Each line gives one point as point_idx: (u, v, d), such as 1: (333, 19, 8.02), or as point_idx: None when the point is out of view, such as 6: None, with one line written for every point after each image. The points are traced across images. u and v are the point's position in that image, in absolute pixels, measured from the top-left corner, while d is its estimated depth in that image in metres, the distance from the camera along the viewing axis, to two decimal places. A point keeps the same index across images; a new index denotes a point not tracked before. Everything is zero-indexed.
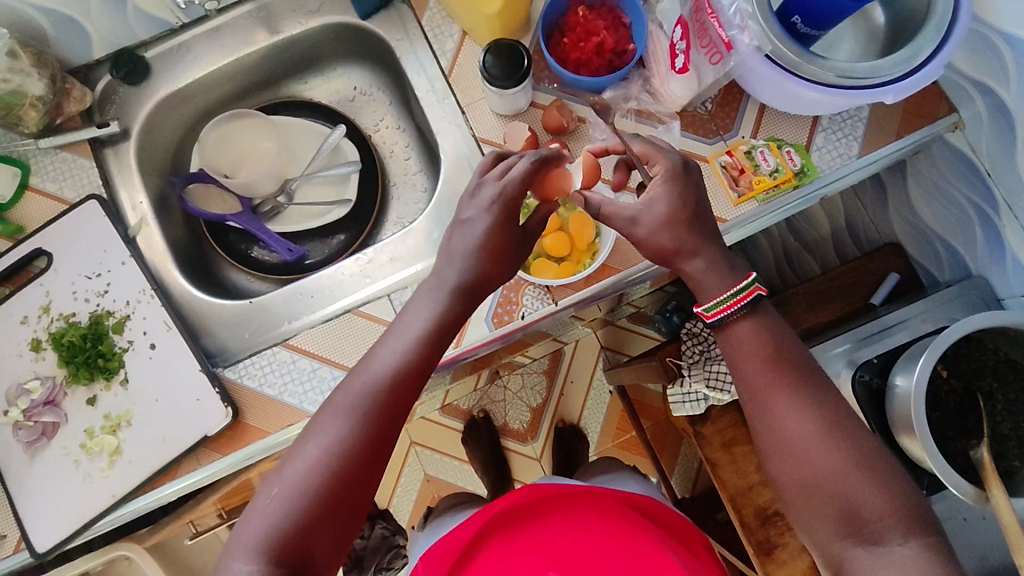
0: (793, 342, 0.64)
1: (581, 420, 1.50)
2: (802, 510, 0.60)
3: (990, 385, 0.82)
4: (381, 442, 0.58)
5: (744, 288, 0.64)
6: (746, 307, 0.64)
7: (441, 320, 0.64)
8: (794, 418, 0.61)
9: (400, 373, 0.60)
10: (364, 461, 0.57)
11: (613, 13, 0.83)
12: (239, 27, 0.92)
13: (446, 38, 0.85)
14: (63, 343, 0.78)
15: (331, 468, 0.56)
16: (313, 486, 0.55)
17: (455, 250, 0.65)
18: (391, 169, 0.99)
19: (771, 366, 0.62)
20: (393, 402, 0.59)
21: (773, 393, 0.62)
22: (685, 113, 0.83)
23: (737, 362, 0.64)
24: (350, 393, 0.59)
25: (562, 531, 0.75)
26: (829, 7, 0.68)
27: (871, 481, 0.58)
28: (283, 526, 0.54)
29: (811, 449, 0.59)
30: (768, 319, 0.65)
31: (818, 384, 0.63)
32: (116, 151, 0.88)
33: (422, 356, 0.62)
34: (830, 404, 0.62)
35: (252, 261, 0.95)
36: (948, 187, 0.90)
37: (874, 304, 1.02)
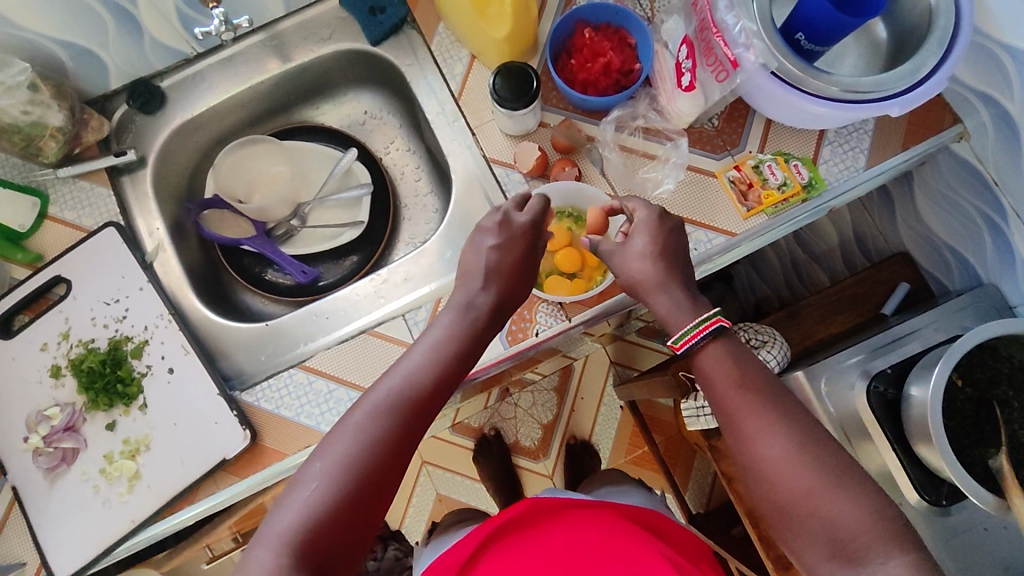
0: (756, 363, 0.66)
1: (592, 435, 1.49)
2: (787, 532, 0.60)
3: (1005, 393, 0.81)
4: (405, 450, 0.59)
5: (704, 319, 0.65)
6: (712, 334, 0.65)
7: (468, 335, 0.66)
8: (771, 441, 0.61)
9: (432, 382, 0.62)
10: (390, 465, 0.58)
11: (619, 34, 0.85)
12: (252, 55, 0.94)
13: (455, 62, 0.87)
14: (82, 369, 0.78)
15: (354, 477, 0.56)
16: (343, 484, 0.56)
17: (477, 267, 0.69)
18: (402, 191, 1.01)
19: (748, 388, 0.63)
20: (417, 412, 0.60)
21: (748, 416, 0.63)
22: (692, 130, 0.84)
23: (710, 386, 0.65)
24: (379, 395, 0.60)
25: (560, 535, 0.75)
26: (831, 24, 0.69)
27: (849, 501, 0.57)
28: (311, 522, 0.54)
29: (784, 470, 0.60)
30: (734, 342, 0.66)
31: (788, 401, 0.63)
32: (132, 179, 0.90)
33: (452, 364, 0.64)
34: (804, 422, 0.62)
35: (267, 283, 0.96)
36: (953, 195, 0.91)
37: (885, 314, 1.02)
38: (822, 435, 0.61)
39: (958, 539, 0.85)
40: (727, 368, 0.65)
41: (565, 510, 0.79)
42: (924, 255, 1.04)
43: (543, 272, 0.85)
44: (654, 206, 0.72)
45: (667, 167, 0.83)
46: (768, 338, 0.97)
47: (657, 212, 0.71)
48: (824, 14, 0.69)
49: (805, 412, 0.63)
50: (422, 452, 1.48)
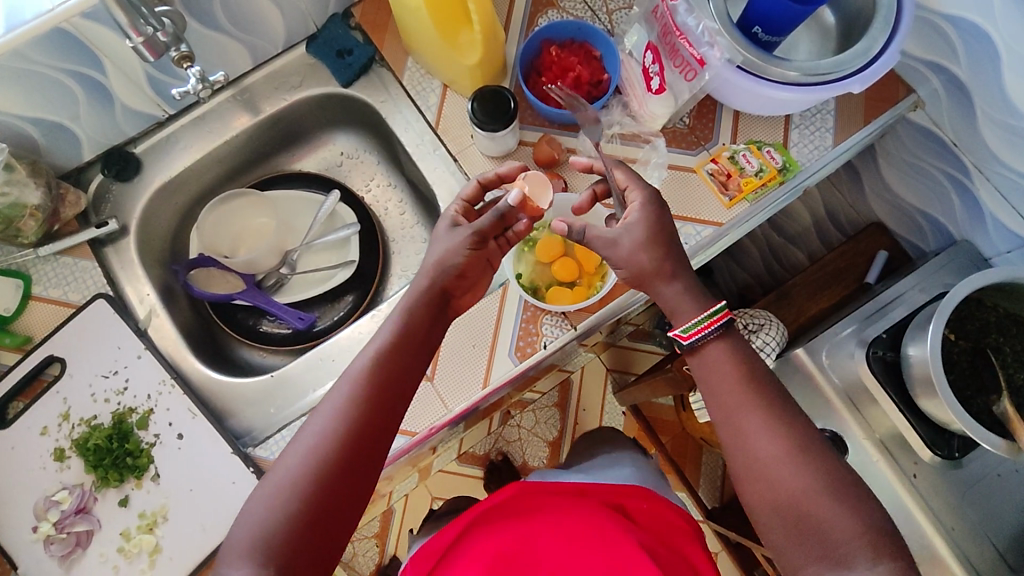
0: (759, 366, 0.67)
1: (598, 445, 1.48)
2: (772, 531, 0.62)
3: (996, 340, 0.85)
4: (365, 437, 0.60)
5: (714, 311, 0.67)
6: (719, 329, 0.67)
7: (418, 320, 0.68)
8: (767, 440, 0.63)
9: (380, 374, 0.63)
10: (349, 460, 0.59)
11: (584, 48, 0.88)
12: (224, 111, 0.94)
13: (428, 93, 0.90)
14: (88, 448, 0.75)
15: (313, 470, 0.58)
16: (299, 489, 0.57)
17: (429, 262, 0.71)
18: (388, 226, 1.02)
19: (745, 388, 0.65)
20: (374, 398, 0.62)
21: (747, 413, 0.65)
22: (666, 130, 0.87)
23: (710, 382, 0.67)
24: (335, 393, 0.62)
25: (544, 534, 0.76)
26: (784, 16, 0.74)
27: (842, 506, 0.60)
28: (269, 528, 0.56)
29: (779, 470, 0.62)
30: (738, 343, 0.68)
31: (786, 408, 0.65)
32: (115, 248, 0.88)
33: (398, 355, 0.65)
34: (802, 427, 0.64)
35: (262, 334, 0.94)
36: (917, 162, 0.96)
37: (869, 284, 1.05)
38: (816, 444, 0.63)
39: (976, 490, 0.87)
40: (729, 367, 0.67)
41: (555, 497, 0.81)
42: (895, 221, 1.08)
43: (544, 284, 0.84)
44: (649, 189, 0.72)
45: (649, 168, 0.86)
46: (763, 321, 1.00)
47: (648, 199, 0.71)
48: (778, 8, 0.73)
49: (804, 421, 0.65)
50: (431, 487, 1.47)
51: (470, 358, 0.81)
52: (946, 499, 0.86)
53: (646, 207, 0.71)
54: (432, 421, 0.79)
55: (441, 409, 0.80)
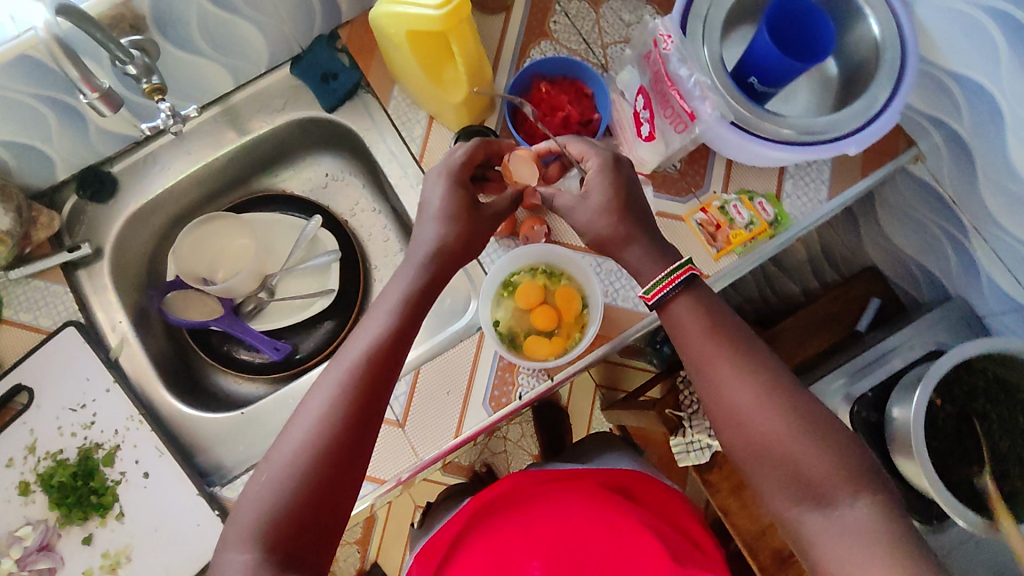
0: (728, 316, 0.65)
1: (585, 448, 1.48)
2: (754, 473, 0.61)
3: (983, 407, 0.83)
4: (366, 418, 0.58)
5: (674, 268, 0.65)
6: (682, 284, 0.65)
7: (414, 298, 0.64)
8: (740, 386, 0.61)
9: (380, 353, 0.60)
10: (350, 442, 0.57)
11: (575, 86, 0.85)
12: (206, 131, 0.92)
13: (414, 124, 0.87)
14: (53, 484, 0.75)
15: (314, 451, 0.56)
16: (301, 469, 0.55)
17: (422, 234, 0.66)
18: (371, 252, 0.98)
19: (714, 339, 0.63)
20: (374, 378, 0.59)
21: (718, 362, 0.63)
22: (655, 174, 0.84)
23: (680, 334, 0.65)
24: (333, 373, 0.60)
25: (545, 517, 0.82)
26: (781, 69, 0.71)
27: (817, 445, 0.58)
28: (273, 509, 0.54)
29: (754, 414, 0.60)
30: (706, 295, 0.66)
31: (757, 352, 0.63)
32: (89, 272, 0.87)
33: (399, 332, 0.62)
34: (774, 370, 0.62)
35: (238, 361, 0.93)
36: (915, 214, 0.94)
37: (861, 331, 1.03)
38: (789, 383, 0.61)
39: (951, 555, 0.86)
40: (698, 318, 0.64)
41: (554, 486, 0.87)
42: (891, 267, 1.05)
43: (522, 330, 0.81)
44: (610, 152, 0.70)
45: None
46: None
47: (607, 160, 0.69)
48: (773, 59, 0.70)
49: (778, 365, 0.63)
50: (414, 496, 1.47)
51: (443, 406, 0.80)
52: None
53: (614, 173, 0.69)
54: (403, 469, 0.78)
55: (411, 458, 0.79)
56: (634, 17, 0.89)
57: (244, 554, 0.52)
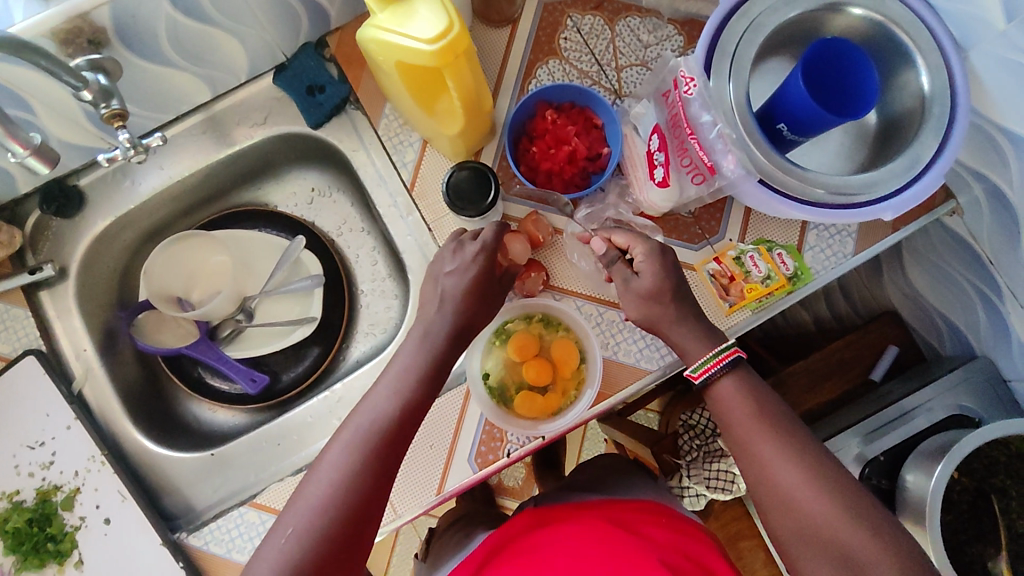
0: (774, 399, 0.61)
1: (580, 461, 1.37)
2: (805, 566, 0.54)
3: (1002, 482, 0.78)
4: (386, 477, 0.56)
5: (720, 349, 0.62)
6: (727, 366, 0.61)
7: (436, 361, 0.61)
8: (788, 470, 0.56)
9: (404, 414, 0.58)
10: (370, 502, 0.54)
11: (583, 115, 0.77)
12: (183, 143, 0.85)
13: (406, 148, 0.79)
14: (6, 530, 0.71)
15: (337, 509, 0.53)
16: (319, 530, 0.52)
17: (447, 293, 0.63)
18: (358, 276, 0.91)
19: (759, 419, 0.59)
20: (395, 438, 0.57)
21: (766, 444, 0.58)
22: (666, 218, 0.77)
23: (724, 415, 0.61)
24: (354, 428, 0.57)
25: (550, 549, 0.71)
26: (817, 122, 0.63)
27: (874, 535, 0.52)
28: (287, 572, 0.50)
29: (803, 500, 0.54)
30: (750, 378, 0.62)
31: (804, 436, 0.58)
32: (52, 293, 0.81)
33: (422, 393, 0.60)
34: (822, 457, 0.57)
35: (212, 389, 0.88)
36: (945, 266, 0.87)
37: (874, 380, 0.98)
38: (838, 470, 0.56)
39: None
40: (742, 399, 0.60)
41: (562, 515, 0.78)
42: (911, 313, 0.99)
43: (513, 385, 0.75)
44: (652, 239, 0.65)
45: None
46: None
47: (653, 247, 0.65)
48: (809, 112, 0.62)
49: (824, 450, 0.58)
50: None
51: (425, 461, 0.75)
52: None
53: (652, 257, 0.64)
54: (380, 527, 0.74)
55: (389, 513, 0.74)
56: (654, 37, 0.80)
57: None
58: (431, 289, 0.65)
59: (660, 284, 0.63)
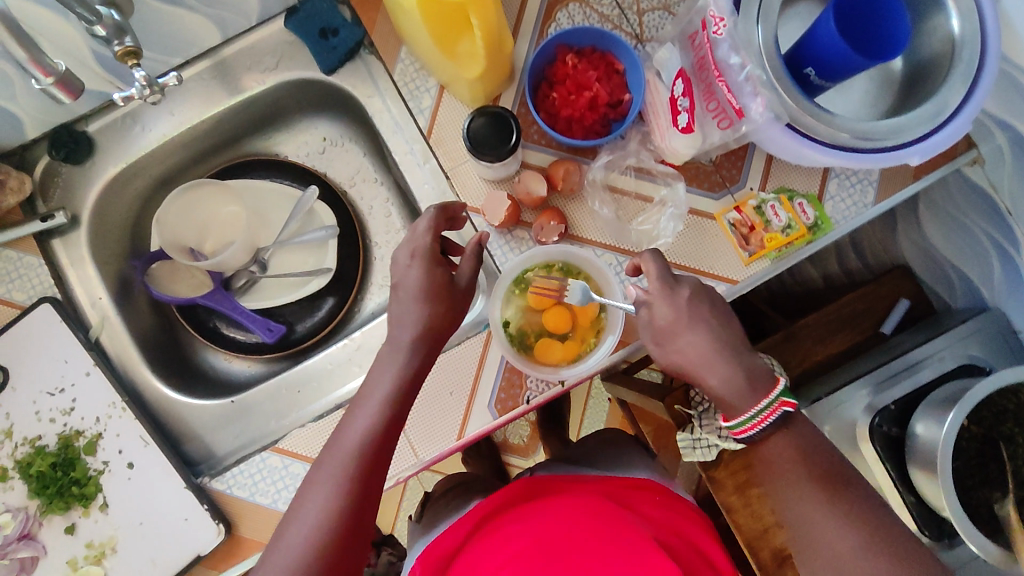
0: (822, 451, 0.64)
1: (584, 424, 1.39)
2: None
3: (1010, 430, 0.80)
4: (365, 509, 0.57)
5: (767, 404, 0.62)
6: (777, 422, 0.62)
7: (405, 382, 0.62)
8: (837, 532, 0.60)
9: (376, 444, 0.59)
10: (350, 535, 0.56)
11: (604, 60, 0.75)
12: (192, 89, 0.83)
13: (423, 93, 0.78)
14: (31, 474, 0.72)
15: (318, 551, 0.55)
16: (304, 572, 0.54)
17: (403, 305, 0.63)
18: (371, 228, 0.90)
19: (807, 479, 0.62)
20: (371, 469, 0.58)
21: (815, 506, 0.62)
22: (687, 166, 0.76)
23: (772, 475, 0.64)
24: (329, 464, 0.58)
25: (547, 518, 0.72)
26: (845, 64, 0.62)
27: None
28: None
29: (854, 560, 0.59)
30: (801, 430, 0.64)
31: (852, 492, 0.62)
32: (64, 241, 0.80)
33: (393, 421, 0.61)
34: (869, 512, 0.61)
35: (226, 339, 0.87)
36: (962, 217, 0.87)
37: (885, 334, 0.99)
38: (885, 525, 0.60)
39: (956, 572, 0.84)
40: (791, 458, 0.63)
41: (565, 486, 0.80)
42: (924, 268, 0.99)
43: (533, 333, 0.76)
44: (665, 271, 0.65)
45: (663, 215, 0.76)
46: None
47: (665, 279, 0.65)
48: (838, 53, 0.61)
49: (869, 503, 0.62)
50: None
51: (446, 407, 0.75)
52: None
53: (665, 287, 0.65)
54: (400, 470, 0.75)
55: (411, 458, 0.75)
56: None
57: None
58: (391, 312, 0.64)
59: (677, 320, 0.63)
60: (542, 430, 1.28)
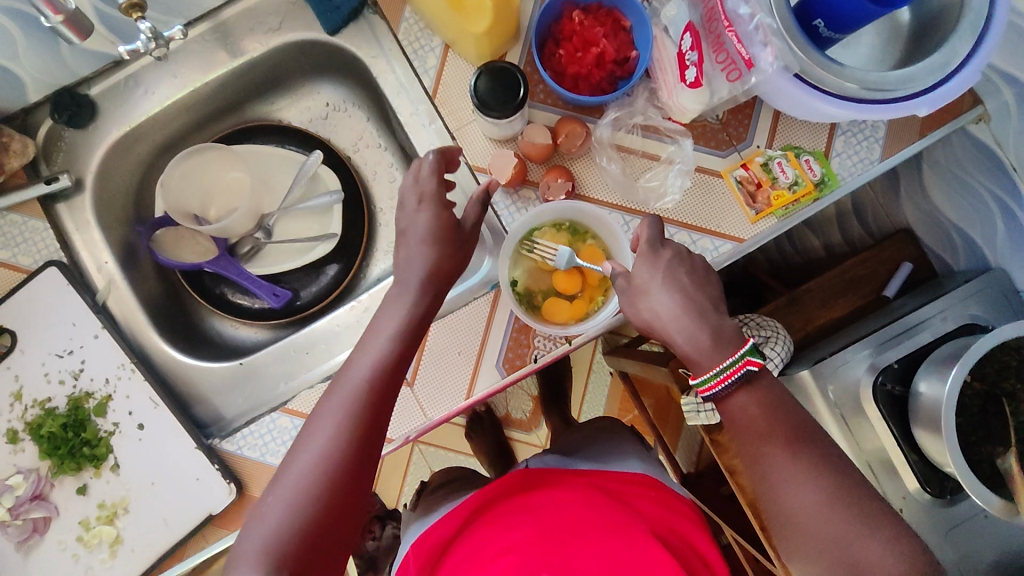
0: (786, 410, 0.63)
1: (586, 397, 1.40)
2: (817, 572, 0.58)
3: (1012, 386, 0.80)
4: (375, 436, 0.56)
5: (731, 362, 0.62)
6: (740, 380, 0.62)
7: (413, 321, 0.62)
8: (799, 490, 0.59)
9: (384, 378, 0.58)
10: (361, 459, 0.54)
11: (611, 16, 0.74)
12: (195, 51, 0.82)
13: (427, 53, 0.77)
14: (42, 435, 0.72)
15: (329, 472, 0.53)
16: (314, 492, 0.52)
17: (413, 249, 0.64)
18: (376, 194, 0.90)
19: (770, 435, 0.62)
20: (382, 397, 0.57)
21: (777, 463, 0.61)
22: (694, 124, 0.77)
23: (736, 432, 0.64)
24: (338, 392, 0.57)
25: (541, 509, 0.73)
26: (855, 13, 0.62)
27: (881, 544, 0.56)
28: (282, 537, 0.50)
29: (816, 518, 0.58)
30: (765, 387, 0.64)
31: (818, 452, 0.61)
32: (69, 206, 0.79)
33: (401, 355, 0.60)
34: (834, 470, 0.60)
35: (232, 306, 0.87)
36: (966, 176, 0.88)
37: (887, 297, 0.99)
38: (852, 482, 0.59)
39: (959, 529, 0.85)
40: (755, 416, 0.63)
41: (560, 477, 0.80)
42: (927, 231, 0.99)
43: (541, 292, 0.76)
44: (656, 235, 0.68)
45: (670, 172, 0.76)
46: (771, 333, 0.88)
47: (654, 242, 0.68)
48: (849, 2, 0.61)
49: (837, 459, 0.61)
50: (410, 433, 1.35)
51: (454, 366, 0.76)
52: (931, 536, 0.84)
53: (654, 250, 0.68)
54: (408, 430, 0.75)
55: (419, 418, 0.75)
56: None
57: None
58: (398, 258, 0.65)
59: (648, 278, 0.66)
60: (546, 402, 1.29)
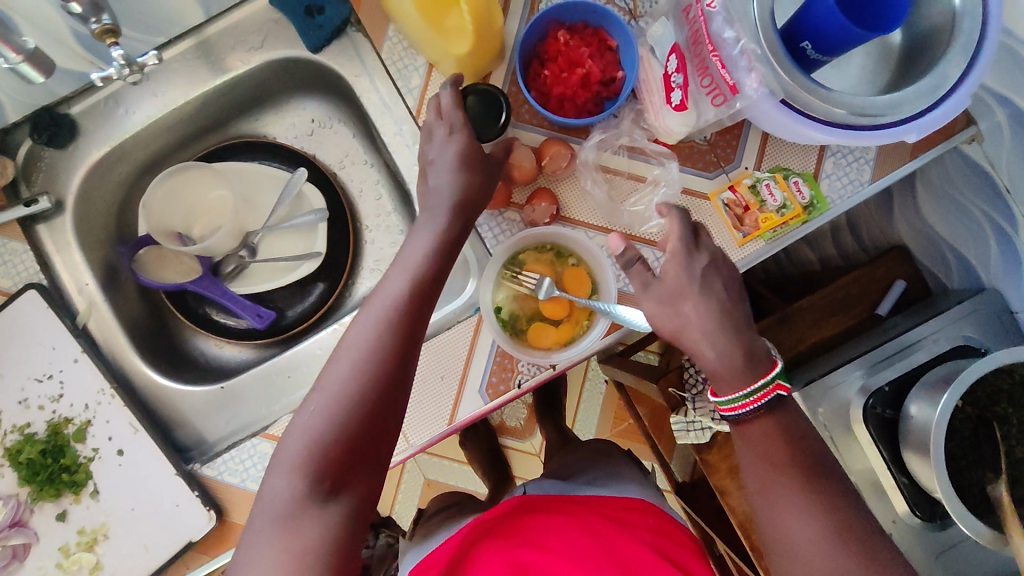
0: (805, 442, 0.62)
1: (580, 406, 1.39)
2: None
3: (1004, 410, 0.79)
4: (408, 351, 0.57)
5: (762, 386, 0.61)
6: (766, 406, 0.61)
7: (446, 240, 0.61)
8: (804, 522, 0.58)
9: (417, 298, 0.58)
10: (395, 372, 0.56)
11: (597, 36, 0.73)
12: (177, 69, 0.81)
13: (411, 73, 0.75)
14: (21, 461, 0.71)
15: (365, 382, 0.54)
16: (349, 403, 0.54)
17: (437, 188, 0.63)
18: (362, 211, 0.88)
19: (784, 465, 0.60)
20: (415, 313, 0.58)
21: (786, 493, 0.59)
22: (681, 146, 0.75)
23: (749, 457, 0.62)
24: (373, 308, 0.58)
25: (540, 532, 0.72)
26: (842, 37, 0.60)
27: None
28: (320, 444, 0.52)
29: (818, 552, 0.57)
30: (787, 417, 0.62)
31: (831, 487, 0.60)
32: (49, 227, 0.79)
33: (434, 271, 0.60)
34: (845, 505, 0.59)
35: (216, 326, 0.86)
36: (961, 198, 0.88)
37: (880, 315, 0.97)
38: (861, 519, 0.58)
39: (948, 553, 0.84)
40: (773, 444, 0.61)
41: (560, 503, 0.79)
42: (921, 248, 0.98)
43: (525, 317, 0.75)
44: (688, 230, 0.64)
45: (657, 194, 0.75)
46: None
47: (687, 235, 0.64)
48: (835, 26, 0.60)
49: (848, 496, 0.59)
50: None
51: (437, 391, 0.75)
52: (920, 559, 0.84)
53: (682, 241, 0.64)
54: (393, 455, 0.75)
55: (402, 443, 0.75)
56: None
57: (296, 488, 0.51)
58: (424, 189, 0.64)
59: (681, 283, 0.63)
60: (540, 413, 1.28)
